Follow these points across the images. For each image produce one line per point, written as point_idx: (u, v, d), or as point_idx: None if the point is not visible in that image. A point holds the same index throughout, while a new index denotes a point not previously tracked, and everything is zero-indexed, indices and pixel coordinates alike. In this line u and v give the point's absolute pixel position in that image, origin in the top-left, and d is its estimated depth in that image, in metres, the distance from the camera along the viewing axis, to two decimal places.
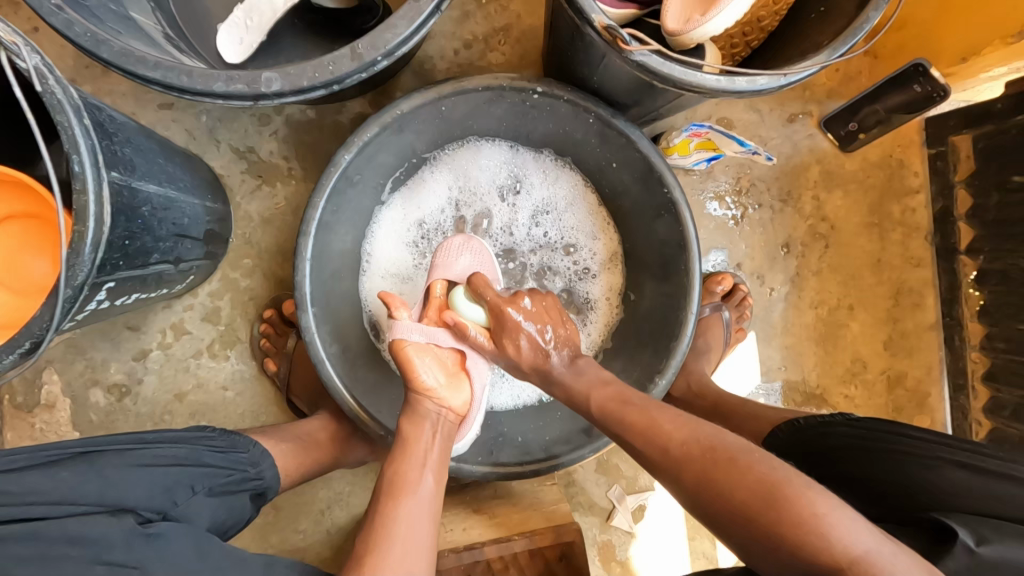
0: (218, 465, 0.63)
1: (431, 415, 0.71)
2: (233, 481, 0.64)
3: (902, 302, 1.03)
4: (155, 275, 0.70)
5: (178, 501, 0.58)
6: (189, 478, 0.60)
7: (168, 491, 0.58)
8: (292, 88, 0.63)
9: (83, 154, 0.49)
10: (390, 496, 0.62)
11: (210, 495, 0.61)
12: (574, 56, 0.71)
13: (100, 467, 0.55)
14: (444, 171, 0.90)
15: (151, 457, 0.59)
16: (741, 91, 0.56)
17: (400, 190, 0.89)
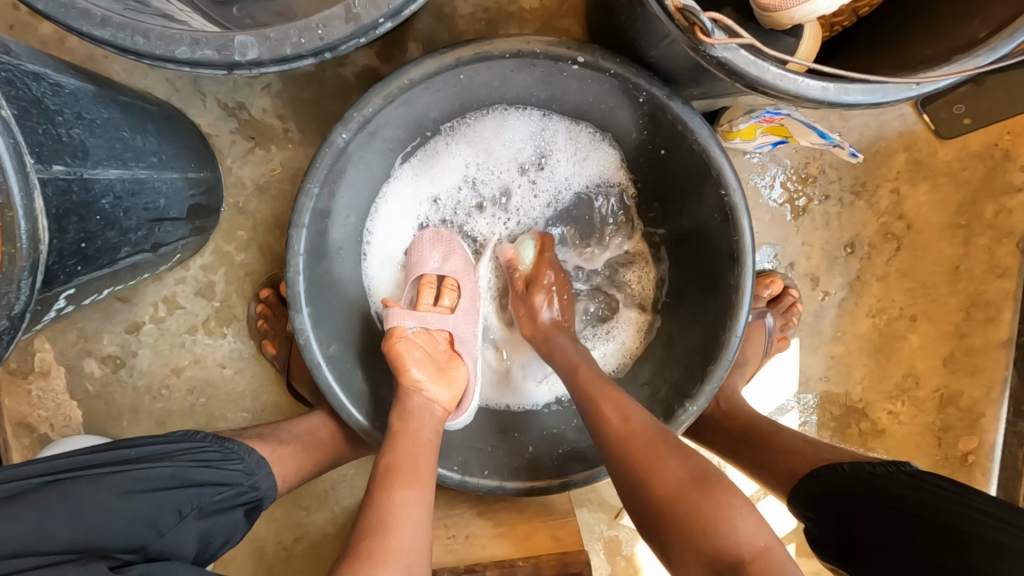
0: (207, 483, 0.58)
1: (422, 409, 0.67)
2: (225, 498, 0.59)
3: (974, 315, 0.91)
4: (129, 266, 0.62)
5: (161, 530, 0.53)
6: (172, 501, 0.55)
7: (150, 521, 0.53)
8: (274, 56, 0.51)
9: (3, 158, 0.40)
10: (384, 486, 0.58)
11: (198, 518, 0.56)
12: (628, 22, 0.56)
13: (70, 501, 0.50)
14: (464, 142, 0.76)
15: (128, 483, 0.53)
16: (851, 102, 0.43)
17: (411, 161, 0.77)
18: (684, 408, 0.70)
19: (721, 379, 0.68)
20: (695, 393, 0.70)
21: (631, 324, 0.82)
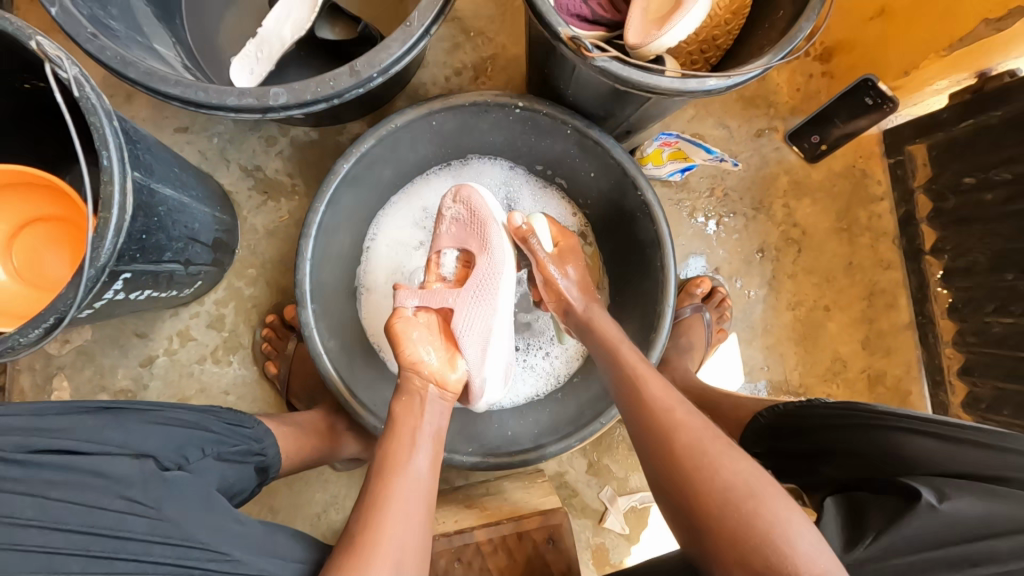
0: (223, 434, 0.67)
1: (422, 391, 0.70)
2: (237, 450, 0.68)
3: (876, 302, 1.08)
4: (166, 273, 0.76)
5: (190, 460, 0.61)
6: (199, 441, 0.64)
7: (180, 448, 0.61)
8: (297, 101, 0.71)
9: (111, 151, 0.56)
10: (379, 477, 0.62)
11: (218, 460, 0.65)
12: (550, 72, 0.79)
13: (119, 423, 0.59)
14: (448, 179, 0.96)
15: (162, 419, 0.62)
16: (694, 92, 0.64)
17: (404, 190, 0.95)
18: None
19: (662, 344, 0.82)
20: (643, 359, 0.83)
21: None
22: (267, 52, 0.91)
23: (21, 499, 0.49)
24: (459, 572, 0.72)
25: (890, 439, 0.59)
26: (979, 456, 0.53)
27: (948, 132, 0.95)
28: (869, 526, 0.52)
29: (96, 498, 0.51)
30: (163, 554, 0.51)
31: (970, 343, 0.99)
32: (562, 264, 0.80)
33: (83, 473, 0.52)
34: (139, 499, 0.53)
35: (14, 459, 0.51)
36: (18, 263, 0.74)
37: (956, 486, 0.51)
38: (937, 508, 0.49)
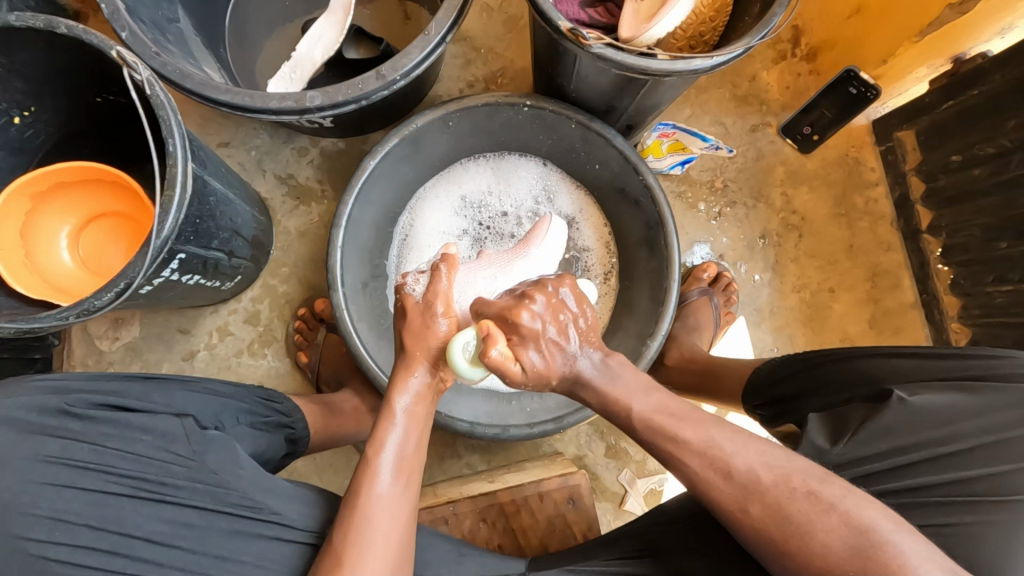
0: (252, 405, 0.73)
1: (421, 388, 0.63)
2: (267, 420, 0.74)
3: (880, 282, 1.11)
4: (213, 261, 0.85)
5: (225, 425, 0.67)
6: (234, 410, 0.70)
7: (215, 414, 0.67)
8: (330, 102, 0.80)
9: (175, 138, 0.65)
10: (355, 491, 0.59)
11: (250, 427, 0.71)
12: (554, 70, 0.88)
13: (164, 389, 0.65)
14: (478, 173, 1.06)
15: (201, 388, 0.69)
16: (682, 72, 0.72)
17: (437, 181, 1.06)
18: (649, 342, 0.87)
19: (671, 317, 0.87)
20: (653, 332, 0.87)
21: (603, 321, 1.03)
22: (299, 73, 1.01)
23: (83, 446, 0.57)
24: (484, 530, 0.84)
25: (869, 364, 0.68)
26: (940, 362, 0.64)
27: (932, 115, 1.02)
28: (851, 426, 0.61)
29: (145, 449, 0.59)
30: (202, 499, 0.59)
31: (975, 316, 1.02)
32: (529, 299, 0.58)
33: (136, 428, 0.60)
34: (180, 452, 0.60)
35: (76, 413, 0.58)
36: (83, 252, 0.85)
37: (927, 388, 0.61)
38: (906, 400, 0.60)
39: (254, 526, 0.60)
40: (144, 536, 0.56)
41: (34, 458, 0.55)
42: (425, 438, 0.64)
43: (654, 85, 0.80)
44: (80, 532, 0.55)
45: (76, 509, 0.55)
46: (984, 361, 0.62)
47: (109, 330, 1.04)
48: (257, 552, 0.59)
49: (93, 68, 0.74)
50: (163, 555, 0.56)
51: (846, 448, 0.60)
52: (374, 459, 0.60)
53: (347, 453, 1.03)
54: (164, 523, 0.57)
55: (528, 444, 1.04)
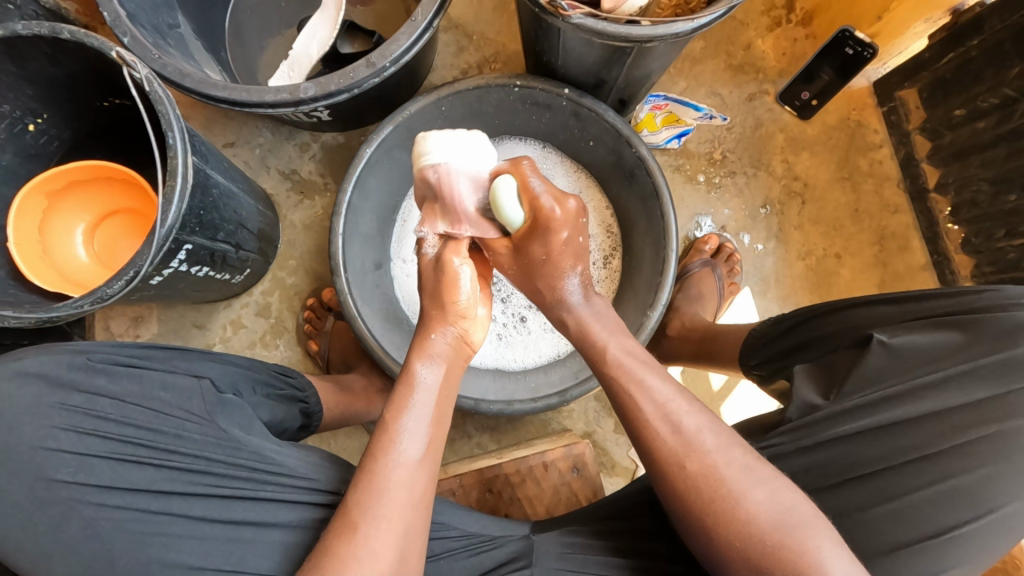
0: (269, 377, 0.75)
1: (441, 353, 0.65)
2: (282, 392, 0.76)
3: (888, 245, 1.09)
4: (220, 253, 0.88)
5: (242, 392, 0.69)
6: (251, 380, 0.72)
7: (234, 382, 0.69)
8: (323, 92, 0.82)
9: (175, 132, 0.68)
10: (373, 458, 0.59)
11: (266, 398, 0.73)
12: (542, 48, 0.89)
13: (185, 356, 0.67)
14: None
15: (221, 359, 0.70)
16: (664, 37, 0.72)
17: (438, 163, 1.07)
18: (648, 314, 0.87)
19: (669, 287, 0.87)
20: (652, 303, 0.87)
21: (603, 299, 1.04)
22: (297, 69, 1.04)
23: (106, 400, 0.60)
24: (491, 501, 0.86)
25: (853, 311, 0.67)
26: (925, 300, 0.63)
27: (934, 71, 1.00)
28: (840, 378, 0.62)
29: (163, 405, 0.62)
30: (213, 452, 0.60)
31: (987, 273, 1.00)
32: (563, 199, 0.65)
33: (156, 385, 0.62)
34: (194, 411, 0.62)
35: (98, 368, 0.61)
36: (97, 248, 0.90)
37: (908, 328, 0.61)
38: (888, 343, 0.60)
39: (265, 477, 0.61)
40: (162, 482, 0.59)
41: (58, 407, 0.59)
42: (448, 405, 0.65)
43: (641, 54, 0.80)
44: (102, 471, 0.58)
45: (94, 461, 0.58)
46: (965, 295, 0.61)
47: (129, 328, 1.08)
48: (267, 501, 0.60)
49: (97, 71, 0.78)
50: (179, 498, 0.59)
51: (837, 401, 0.61)
52: (392, 424, 0.61)
53: (361, 437, 1.05)
54: (177, 473, 0.59)
55: (536, 422, 1.05)
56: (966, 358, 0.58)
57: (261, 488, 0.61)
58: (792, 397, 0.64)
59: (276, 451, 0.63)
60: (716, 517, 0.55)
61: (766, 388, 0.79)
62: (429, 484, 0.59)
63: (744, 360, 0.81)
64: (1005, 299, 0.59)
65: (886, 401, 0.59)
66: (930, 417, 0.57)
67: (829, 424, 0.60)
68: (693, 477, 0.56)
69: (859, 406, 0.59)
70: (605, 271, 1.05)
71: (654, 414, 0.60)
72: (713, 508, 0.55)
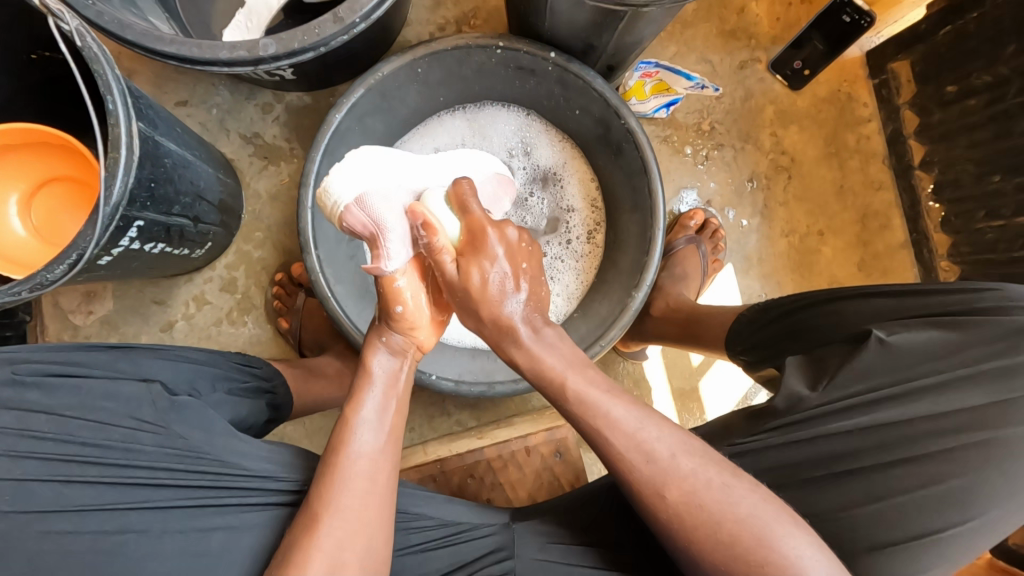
0: (231, 373, 0.71)
1: (397, 350, 0.65)
2: (247, 387, 0.72)
3: (870, 223, 1.09)
4: (177, 228, 0.81)
5: (200, 391, 0.65)
6: (211, 376, 0.68)
7: (190, 381, 0.65)
8: (286, 50, 0.74)
9: (115, 95, 0.60)
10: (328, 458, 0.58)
11: (229, 394, 0.68)
12: (527, 7, 0.82)
13: (132, 358, 0.63)
14: (455, 122, 1.01)
15: (172, 355, 0.66)
16: (662, 2, 0.67)
17: (414, 129, 1.00)
18: (633, 295, 0.84)
19: (655, 268, 0.84)
20: (637, 284, 0.85)
21: (586, 275, 1.00)
22: (256, 20, 0.94)
23: (41, 416, 0.56)
24: (472, 486, 0.85)
25: (852, 305, 0.66)
26: (927, 300, 0.62)
27: (929, 43, 0.96)
28: (828, 371, 0.61)
29: (107, 416, 0.58)
30: (170, 462, 0.57)
31: (964, 254, 1.01)
32: (503, 227, 0.63)
33: (98, 395, 0.58)
34: (146, 418, 0.58)
35: (28, 382, 0.57)
36: (37, 220, 0.81)
37: (905, 326, 0.61)
38: (885, 342, 0.59)
39: (232, 483, 0.58)
40: (116, 499, 0.55)
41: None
42: (405, 392, 0.65)
43: (635, 18, 0.74)
44: (44, 495, 0.53)
45: (32, 485, 0.53)
46: (967, 296, 0.60)
47: (81, 304, 1.01)
48: (238, 507, 0.58)
49: (20, 18, 0.68)
50: (139, 514, 0.55)
51: (825, 393, 0.60)
52: (349, 418, 0.60)
53: (336, 416, 1.02)
54: (136, 488, 0.56)
55: (516, 400, 1.04)
56: (962, 361, 0.58)
57: (226, 496, 0.58)
58: (780, 387, 0.63)
59: (242, 454, 0.59)
60: (702, 548, 0.54)
61: (750, 373, 0.79)
62: (392, 473, 0.58)
63: (731, 345, 0.81)
64: (1004, 300, 0.59)
65: (884, 401, 0.59)
66: (923, 417, 0.58)
67: (816, 418, 0.60)
68: (676, 506, 0.54)
69: (850, 404, 0.59)
70: (590, 246, 1.01)
71: (627, 446, 0.56)
72: (699, 537, 0.54)
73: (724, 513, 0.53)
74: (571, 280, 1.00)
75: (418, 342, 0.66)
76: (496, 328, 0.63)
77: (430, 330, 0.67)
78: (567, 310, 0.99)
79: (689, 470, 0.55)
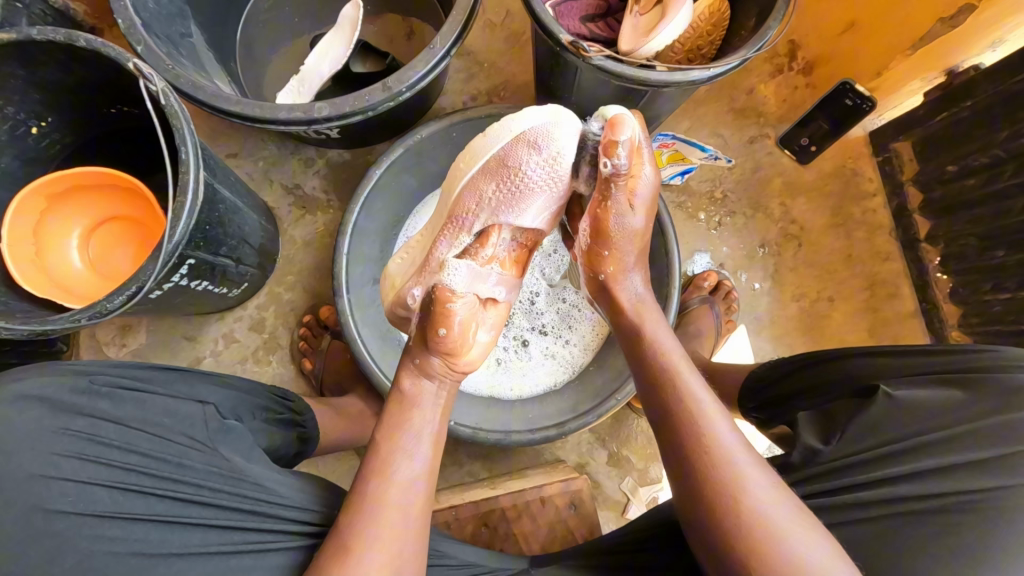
0: (270, 403, 0.74)
1: (434, 374, 0.66)
2: (282, 419, 0.75)
3: (879, 292, 1.12)
4: (221, 268, 0.87)
5: (242, 419, 0.68)
6: (251, 406, 0.71)
7: (235, 408, 0.68)
8: (337, 113, 0.82)
9: (188, 146, 0.67)
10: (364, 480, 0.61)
11: (265, 424, 0.72)
12: (556, 83, 0.91)
13: (188, 380, 0.66)
14: None
15: (223, 382, 0.69)
16: (681, 83, 0.74)
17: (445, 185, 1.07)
18: None
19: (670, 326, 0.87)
20: None
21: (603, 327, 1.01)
22: (308, 85, 1.04)
23: (107, 425, 0.58)
24: (486, 535, 0.86)
25: (858, 363, 0.69)
26: (929, 358, 0.65)
27: (927, 127, 1.03)
28: (839, 426, 0.64)
29: (166, 431, 0.60)
30: (215, 482, 0.59)
31: (974, 325, 1.03)
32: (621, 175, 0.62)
33: (159, 411, 0.61)
34: (197, 437, 0.61)
35: (102, 391, 0.59)
36: (93, 253, 0.88)
37: (911, 383, 0.63)
38: (892, 398, 0.62)
39: (267, 509, 0.60)
40: (163, 511, 0.57)
41: (59, 431, 0.56)
42: (441, 430, 0.67)
43: (656, 96, 0.82)
44: (101, 500, 0.55)
45: (95, 489, 0.56)
46: (965, 355, 0.63)
47: (116, 337, 1.05)
48: (269, 535, 0.60)
49: (110, 79, 0.77)
50: (180, 530, 0.57)
51: (837, 448, 0.62)
52: (387, 450, 0.62)
53: (350, 459, 1.03)
54: (181, 504, 0.58)
55: (530, 451, 1.04)
56: (966, 417, 0.59)
57: (262, 520, 0.60)
58: (795, 442, 0.66)
59: (278, 483, 0.62)
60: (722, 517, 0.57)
61: (763, 430, 0.82)
62: (421, 509, 0.60)
63: (744, 402, 0.83)
64: (1006, 359, 0.61)
65: (899, 456, 0.60)
66: (937, 472, 0.58)
67: (828, 471, 0.62)
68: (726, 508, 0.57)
69: (866, 460, 0.60)
70: None
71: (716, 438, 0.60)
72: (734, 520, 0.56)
73: (742, 478, 0.57)
74: (590, 330, 1.01)
75: (454, 368, 0.66)
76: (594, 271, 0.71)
77: (474, 352, 0.67)
78: (583, 361, 1.00)
79: (747, 462, 0.59)
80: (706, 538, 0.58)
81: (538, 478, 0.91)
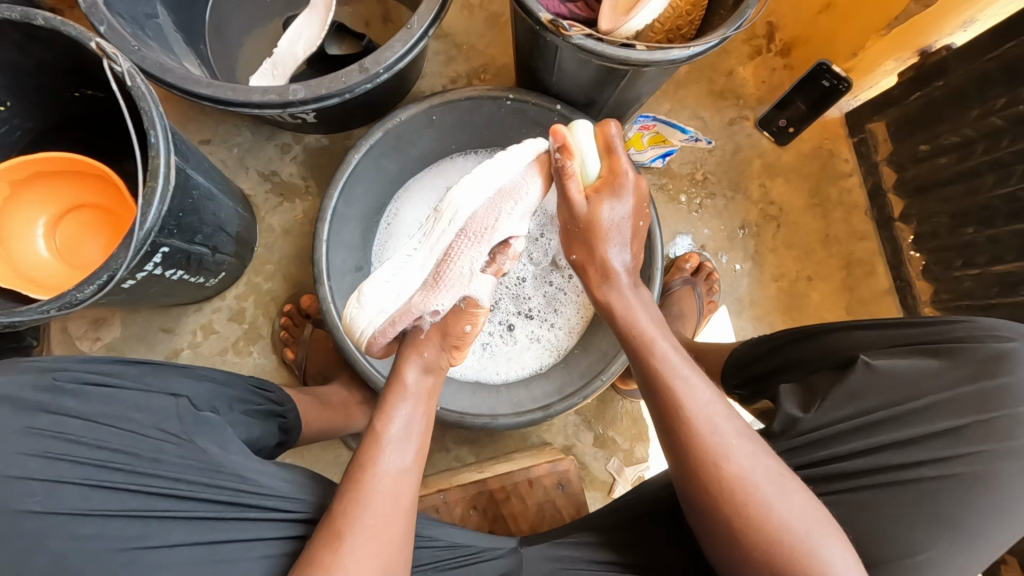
0: (247, 392, 0.73)
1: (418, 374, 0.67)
2: (262, 408, 0.74)
3: (856, 270, 1.15)
4: (196, 257, 0.85)
5: (220, 410, 0.67)
6: (229, 397, 0.70)
7: (211, 399, 0.67)
8: (313, 95, 0.80)
9: (158, 130, 0.65)
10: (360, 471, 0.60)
11: (244, 415, 0.71)
12: (535, 64, 0.89)
13: (158, 373, 0.64)
14: (469, 159, 1.06)
15: (195, 374, 0.68)
16: (661, 62, 0.74)
17: (426, 169, 1.05)
18: None
19: (653, 305, 0.88)
20: None
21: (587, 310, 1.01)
22: (282, 68, 1.01)
23: (76, 422, 0.57)
24: (475, 518, 0.86)
25: (839, 336, 0.69)
26: (907, 330, 0.66)
27: (901, 107, 1.05)
28: (819, 394, 0.64)
29: (138, 426, 0.59)
30: (192, 475, 0.58)
31: (945, 300, 1.06)
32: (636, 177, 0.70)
33: (129, 405, 0.59)
34: (172, 431, 0.59)
35: (66, 389, 0.58)
36: (60, 242, 0.84)
37: (889, 354, 0.64)
38: (872, 368, 0.63)
39: (248, 499, 0.60)
40: (140, 507, 0.56)
41: (26, 431, 0.54)
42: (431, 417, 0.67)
43: (636, 76, 0.81)
44: (71, 499, 0.54)
45: (65, 489, 0.54)
46: (942, 327, 0.65)
47: (89, 330, 1.02)
48: (251, 524, 0.59)
49: (71, 60, 0.73)
50: (160, 524, 0.56)
51: (816, 416, 0.63)
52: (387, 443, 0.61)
53: (336, 447, 1.03)
54: (158, 498, 0.57)
55: (516, 435, 1.05)
56: (941, 386, 0.61)
57: (245, 510, 0.59)
58: (775, 413, 0.66)
59: (258, 472, 0.61)
60: (737, 526, 0.56)
61: (747, 406, 0.83)
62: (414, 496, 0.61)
63: (727, 380, 0.84)
64: (980, 331, 0.63)
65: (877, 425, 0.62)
66: (915, 441, 0.61)
67: (810, 441, 0.63)
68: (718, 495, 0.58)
69: (845, 430, 0.62)
70: None
71: (697, 412, 0.61)
72: (749, 530, 0.56)
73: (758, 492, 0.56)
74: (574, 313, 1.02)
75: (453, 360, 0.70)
76: (598, 265, 0.71)
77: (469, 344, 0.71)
78: (568, 344, 1.00)
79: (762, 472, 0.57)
80: (718, 541, 0.58)
81: (525, 460, 0.91)
